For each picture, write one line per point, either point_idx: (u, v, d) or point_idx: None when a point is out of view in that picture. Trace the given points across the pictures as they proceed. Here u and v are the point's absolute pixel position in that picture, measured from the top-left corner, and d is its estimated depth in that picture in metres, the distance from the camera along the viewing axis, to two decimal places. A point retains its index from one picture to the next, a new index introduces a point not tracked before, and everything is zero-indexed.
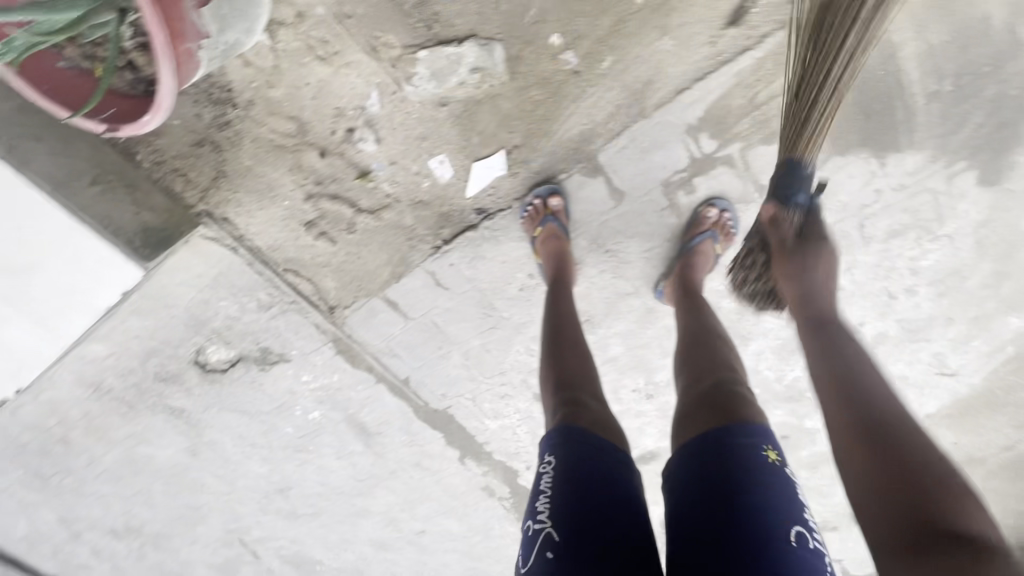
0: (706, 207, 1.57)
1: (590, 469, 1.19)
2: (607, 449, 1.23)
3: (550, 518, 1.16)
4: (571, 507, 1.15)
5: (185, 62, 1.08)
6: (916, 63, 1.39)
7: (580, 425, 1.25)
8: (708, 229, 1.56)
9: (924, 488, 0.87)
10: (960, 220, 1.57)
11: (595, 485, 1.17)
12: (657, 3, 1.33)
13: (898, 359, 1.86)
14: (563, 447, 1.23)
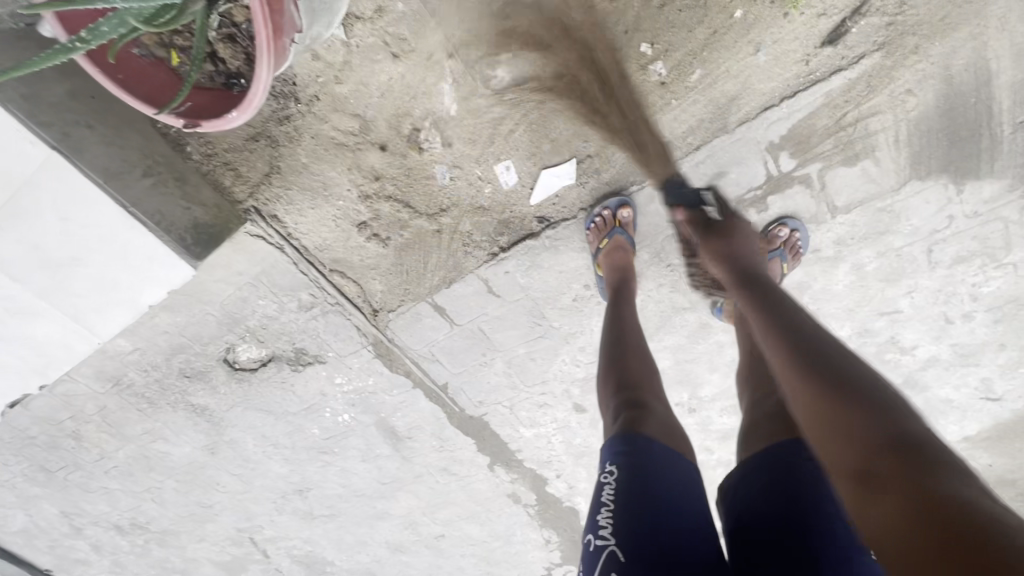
0: (777, 227, 1.52)
1: (656, 481, 1.16)
2: (672, 460, 1.21)
3: (614, 534, 1.12)
4: (637, 521, 1.11)
5: (280, 57, 1.02)
6: (1009, 93, 1.32)
7: (643, 433, 1.24)
8: (777, 248, 1.52)
9: (887, 482, 0.76)
10: None
11: (660, 496, 1.15)
12: (753, 18, 1.28)
13: (946, 381, 1.88)
14: (626, 455, 1.21)
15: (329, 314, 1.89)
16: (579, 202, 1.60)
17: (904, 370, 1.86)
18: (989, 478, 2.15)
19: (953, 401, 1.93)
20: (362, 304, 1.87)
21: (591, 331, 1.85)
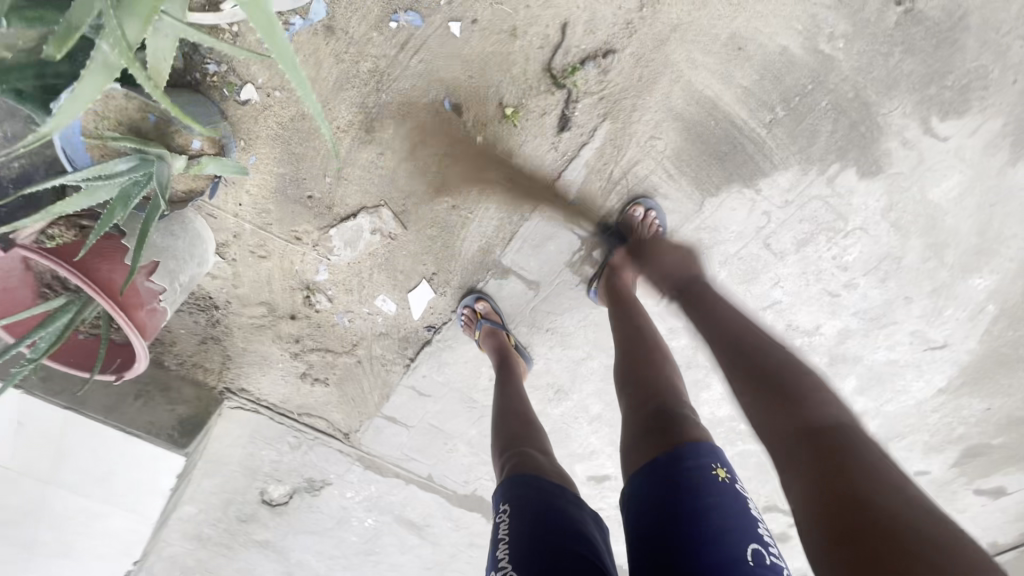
0: (630, 208, 1.57)
1: (540, 507, 1.17)
2: (554, 489, 1.21)
3: (509, 563, 1.09)
4: (528, 544, 1.10)
5: (151, 320, 1.46)
6: (740, 106, 1.42)
7: (527, 469, 1.27)
8: (635, 229, 1.56)
9: (818, 454, 0.84)
10: (864, 212, 1.57)
11: (546, 520, 1.14)
12: (492, 137, 1.51)
13: (876, 346, 1.84)
14: (517, 491, 1.22)
15: (315, 446, 2.29)
16: (449, 306, 1.87)
17: (825, 347, 1.84)
18: (995, 419, 1.99)
19: (898, 360, 1.86)
20: (334, 431, 2.26)
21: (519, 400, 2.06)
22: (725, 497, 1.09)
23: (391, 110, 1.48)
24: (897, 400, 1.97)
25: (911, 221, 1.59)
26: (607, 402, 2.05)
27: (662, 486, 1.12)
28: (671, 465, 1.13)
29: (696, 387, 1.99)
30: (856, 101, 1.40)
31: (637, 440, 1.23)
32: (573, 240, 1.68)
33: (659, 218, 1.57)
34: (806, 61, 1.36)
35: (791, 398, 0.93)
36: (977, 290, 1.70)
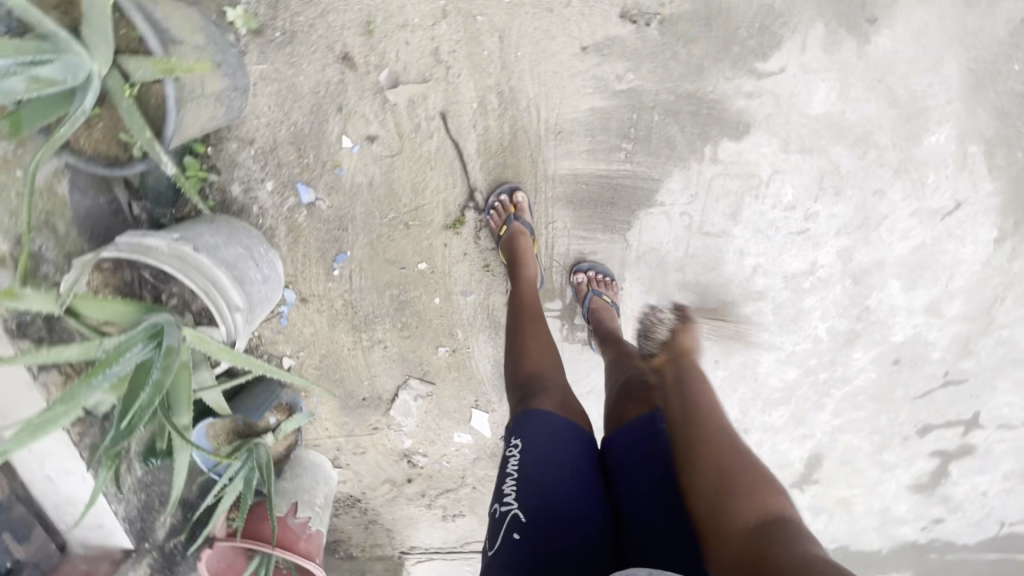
0: (574, 274, 1.77)
1: (556, 446, 1.14)
2: (568, 430, 1.19)
3: (516, 498, 1.07)
4: (540, 482, 1.08)
5: (311, 543, 1.99)
6: (594, 161, 1.64)
7: (552, 409, 1.21)
8: (588, 290, 1.76)
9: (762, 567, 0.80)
10: (767, 160, 1.63)
11: (555, 465, 1.11)
12: (444, 291, 1.88)
13: (890, 243, 1.75)
14: (540, 426, 1.17)
15: None
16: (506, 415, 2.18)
17: (839, 273, 1.81)
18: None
19: (924, 242, 1.75)
20: None
21: None
22: None
23: (372, 317, 1.93)
24: (960, 273, 1.81)
25: (820, 137, 1.60)
26: None
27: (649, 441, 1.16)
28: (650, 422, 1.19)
29: (748, 366, 2.02)
30: (682, 99, 1.55)
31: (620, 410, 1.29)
32: (554, 321, 1.93)
33: (600, 271, 1.77)
34: (618, 103, 1.56)
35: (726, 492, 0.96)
36: (942, 145, 1.61)
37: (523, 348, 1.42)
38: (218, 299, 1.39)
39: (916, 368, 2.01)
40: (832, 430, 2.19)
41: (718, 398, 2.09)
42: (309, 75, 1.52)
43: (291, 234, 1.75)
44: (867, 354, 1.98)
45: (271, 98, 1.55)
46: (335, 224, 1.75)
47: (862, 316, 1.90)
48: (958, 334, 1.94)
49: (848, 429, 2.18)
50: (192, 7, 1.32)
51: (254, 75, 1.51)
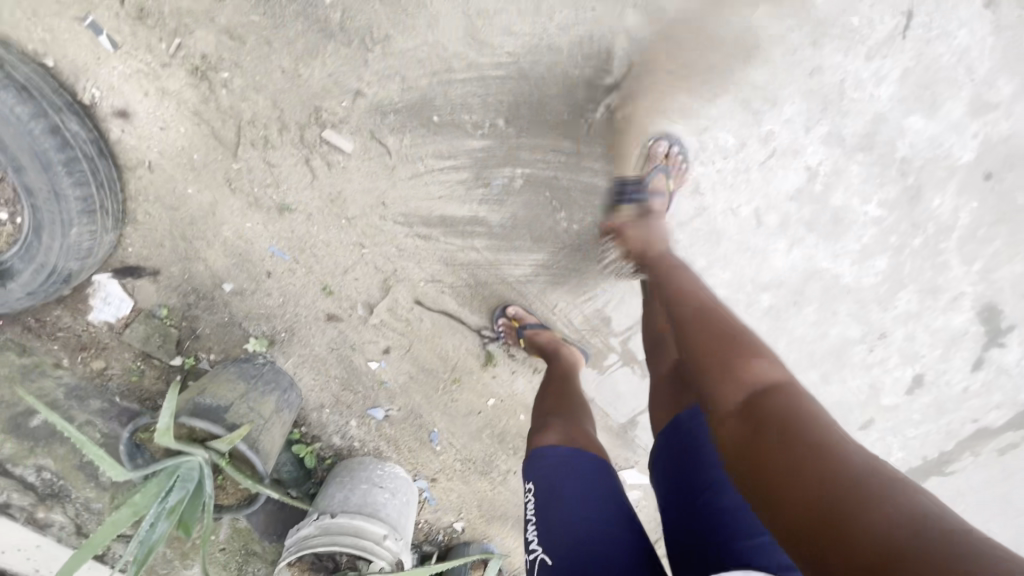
0: (654, 144, 1.55)
1: (562, 480, 1.22)
2: (574, 455, 1.24)
3: (540, 543, 1.18)
4: (552, 521, 1.18)
5: None
6: (547, 242, 1.73)
7: (554, 442, 1.29)
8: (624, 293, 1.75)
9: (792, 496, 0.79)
10: (686, 133, 1.57)
11: (565, 497, 1.19)
12: (522, 406, 2.05)
13: (869, 96, 1.55)
14: (545, 464, 1.26)
15: None
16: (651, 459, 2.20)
17: (844, 156, 1.62)
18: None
19: (908, 67, 1.51)
20: None
21: None
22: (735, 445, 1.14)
23: (489, 457, 2.16)
24: (977, 59, 1.51)
25: (715, 80, 1.52)
26: (808, 363, 1.99)
27: (700, 432, 1.17)
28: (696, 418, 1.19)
29: (832, 286, 1.84)
30: (573, 151, 1.59)
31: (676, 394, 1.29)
32: (623, 370, 1.97)
33: (679, 149, 1.57)
34: (528, 192, 1.64)
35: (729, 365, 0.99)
36: None
37: (540, 397, 1.55)
38: (367, 543, 1.72)
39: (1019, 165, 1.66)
40: (981, 277, 1.86)
41: (828, 327, 1.92)
42: (320, 343, 1.86)
43: (391, 443, 2.08)
44: (949, 193, 1.69)
45: (312, 373, 1.92)
46: (411, 417, 2.04)
47: (908, 169, 1.65)
48: None
49: (999, 263, 1.83)
50: (222, 371, 1.73)
51: (290, 369, 1.90)
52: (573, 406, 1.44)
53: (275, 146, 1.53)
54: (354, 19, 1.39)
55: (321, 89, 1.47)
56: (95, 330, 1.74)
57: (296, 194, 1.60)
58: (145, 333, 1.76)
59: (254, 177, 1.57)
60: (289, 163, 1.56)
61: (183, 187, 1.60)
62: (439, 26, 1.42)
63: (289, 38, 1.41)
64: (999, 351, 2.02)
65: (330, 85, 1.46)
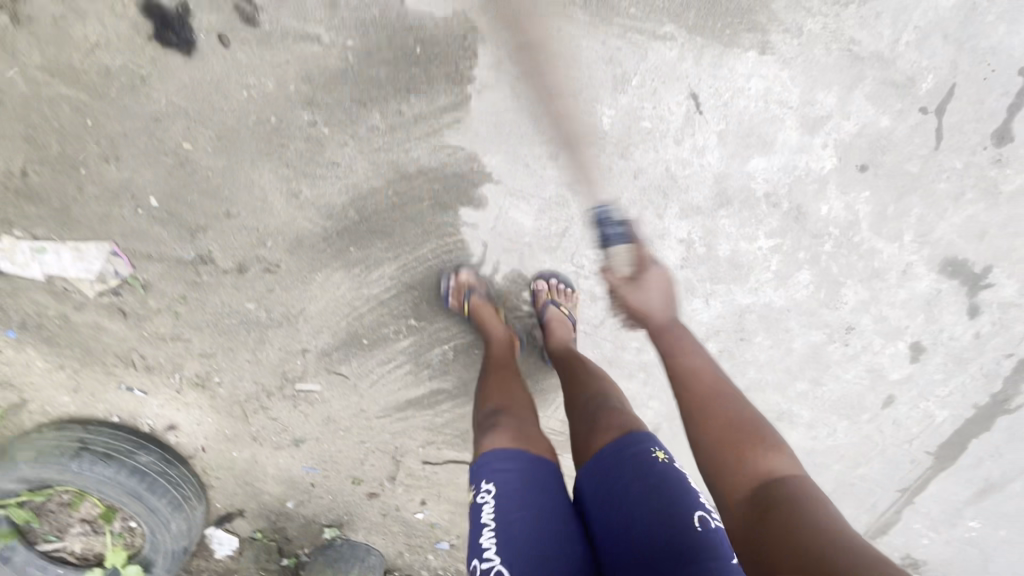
0: (534, 285, 1.77)
1: (506, 487, 1.18)
2: (546, 467, 1.24)
3: (496, 551, 1.11)
4: (502, 531, 1.13)
5: None
6: None
7: (511, 448, 1.24)
8: (545, 302, 1.75)
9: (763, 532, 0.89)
10: (559, 264, 1.78)
11: (522, 505, 1.15)
12: None
13: (700, 166, 1.64)
14: (505, 467, 1.21)
15: None
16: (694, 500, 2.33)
17: (710, 215, 1.71)
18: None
19: (721, 129, 1.60)
20: None
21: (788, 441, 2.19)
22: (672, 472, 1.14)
23: None
24: (781, 93, 1.55)
25: (558, 219, 1.71)
26: (789, 376, 2.03)
27: (625, 465, 1.16)
28: (619, 452, 1.18)
29: (770, 312, 1.89)
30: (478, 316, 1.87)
31: (591, 430, 1.29)
32: None
33: (560, 281, 1.76)
34: (463, 356, 1.94)
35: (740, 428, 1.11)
36: (620, 109, 1.55)
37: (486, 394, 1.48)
38: None
39: (891, 146, 1.63)
40: (921, 242, 1.79)
41: (788, 344, 1.96)
42: (374, 514, 2.28)
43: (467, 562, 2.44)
44: (832, 198, 1.70)
45: (380, 535, 2.34)
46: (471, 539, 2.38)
47: (777, 199, 1.70)
48: (872, 94, 1.56)
49: (933, 224, 1.76)
50: (314, 564, 2.22)
51: (363, 538, 2.34)
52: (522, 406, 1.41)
53: (271, 405, 1.99)
54: (274, 310, 1.81)
55: (280, 359, 1.90)
56: (224, 563, 2.32)
57: (300, 429, 2.05)
58: (256, 553, 2.31)
59: (269, 429, 2.05)
60: (286, 411, 2.01)
61: (230, 454, 2.10)
62: (330, 288, 1.78)
63: (241, 340, 1.86)
64: (991, 292, 1.89)
65: (284, 354, 1.90)
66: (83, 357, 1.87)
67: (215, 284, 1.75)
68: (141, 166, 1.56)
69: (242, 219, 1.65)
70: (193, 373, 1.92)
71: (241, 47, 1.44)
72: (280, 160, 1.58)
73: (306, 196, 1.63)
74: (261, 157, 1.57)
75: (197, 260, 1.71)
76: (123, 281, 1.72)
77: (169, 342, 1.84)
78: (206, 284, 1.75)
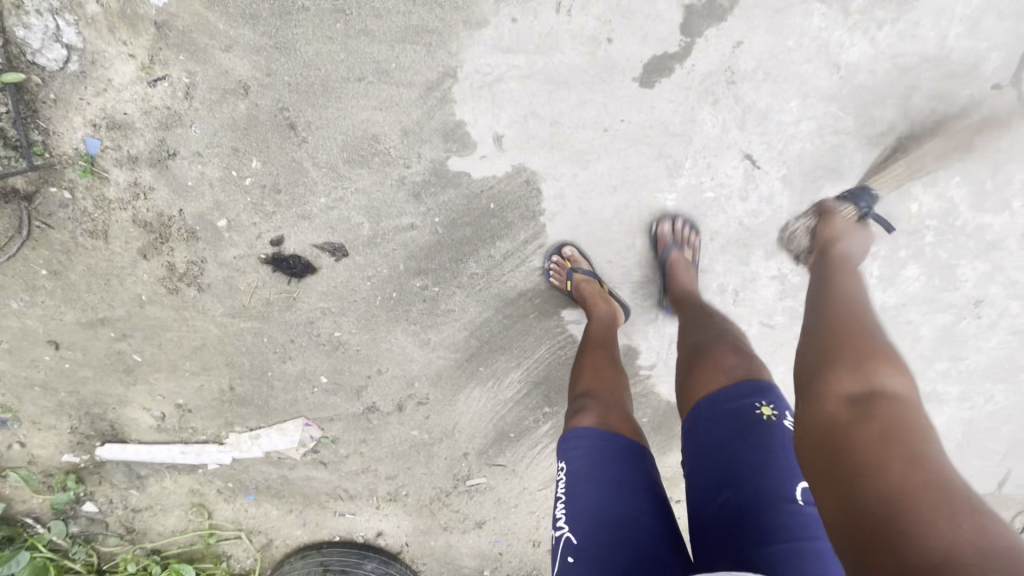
0: (657, 226, 1.67)
1: (587, 465, 1.19)
2: (628, 443, 1.22)
3: (567, 521, 1.16)
4: (580, 504, 1.16)
5: None
6: None
7: (588, 427, 1.24)
8: (668, 241, 1.65)
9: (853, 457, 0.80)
10: (664, 329, 1.90)
11: (600, 483, 1.16)
12: None
13: (773, 208, 1.68)
14: (578, 445, 1.22)
15: None
16: None
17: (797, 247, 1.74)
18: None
19: (784, 173, 1.64)
20: None
21: (945, 417, 2.12)
22: (773, 437, 1.10)
23: None
24: (835, 123, 1.57)
25: (652, 293, 1.83)
26: (927, 360, 1.99)
27: (722, 421, 1.13)
28: (716, 407, 1.16)
29: (887, 311, 1.88)
30: None
31: (700, 374, 1.24)
32: None
33: (685, 222, 1.66)
34: None
35: (856, 366, 0.94)
36: (682, 190, 1.66)
37: (577, 374, 1.49)
38: None
39: (970, 130, 1.58)
40: None
41: (915, 333, 1.93)
42: None
43: None
44: (920, 194, 1.67)
45: None
46: None
47: None
48: (932, 94, 1.53)
49: None
50: None
51: None
52: (609, 387, 1.39)
53: (450, 500, 2.33)
54: (433, 431, 2.13)
55: (448, 464, 2.23)
56: None
57: (478, 513, 2.36)
58: None
59: (454, 520, 2.38)
60: (464, 501, 2.34)
61: (429, 545, 2.43)
62: (472, 402, 2.07)
63: (415, 459, 2.20)
64: None
65: (450, 460, 2.22)
66: (304, 500, 2.32)
67: (384, 424, 2.10)
68: (308, 356, 1.93)
69: (391, 370, 1.98)
70: (385, 491, 2.29)
71: (359, 251, 1.73)
72: (408, 321, 1.87)
73: (434, 340, 1.92)
74: (393, 323, 1.88)
75: (366, 411, 2.06)
76: (318, 442, 2.13)
77: (362, 474, 2.24)
78: (377, 426, 2.10)
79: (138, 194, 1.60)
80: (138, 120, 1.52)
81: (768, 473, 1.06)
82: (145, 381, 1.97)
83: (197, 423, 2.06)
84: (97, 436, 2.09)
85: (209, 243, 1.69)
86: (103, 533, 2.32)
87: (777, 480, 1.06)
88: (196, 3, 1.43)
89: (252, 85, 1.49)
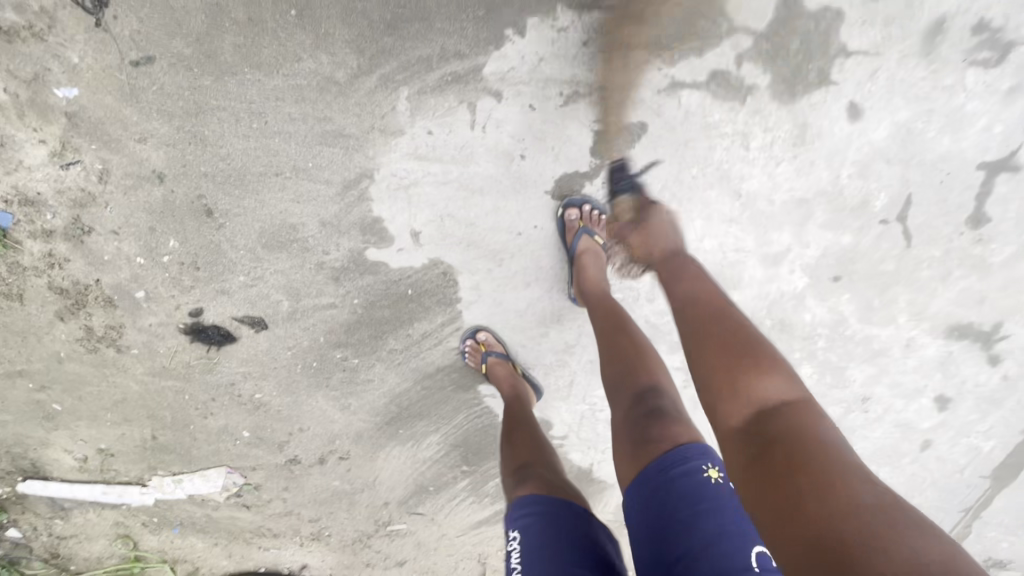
0: (566, 213, 1.58)
1: (538, 530, 1.16)
2: (576, 507, 1.21)
3: None
4: (535, 569, 1.11)
5: None
6: None
7: (535, 493, 1.24)
8: (580, 229, 1.58)
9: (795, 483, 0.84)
10: (576, 406, 2.00)
11: (554, 543, 1.12)
12: None
13: None
14: (528, 512, 1.20)
15: None
16: None
17: None
18: (730, 106, 1.50)
19: None
20: None
21: None
22: (723, 500, 1.04)
23: None
24: (736, 242, 1.65)
25: (564, 375, 1.92)
26: None
27: (674, 491, 1.04)
28: (666, 472, 1.06)
29: None
30: None
31: (644, 432, 1.15)
32: None
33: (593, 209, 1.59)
34: None
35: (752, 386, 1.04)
36: None
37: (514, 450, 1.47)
38: None
39: (859, 256, 1.69)
40: (917, 318, 1.82)
41: None
42: None
43: None
44: (813, 306, 1.78)
45: None
46: None
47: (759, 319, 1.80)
48: (826, 223, 1.63)
49: (925, 304, 1.79)
50: None
51: None
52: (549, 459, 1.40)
53: (372, 541, 2.42)
54: (354, 481, 2.21)
55: (370, 509, 2.32)
56: None
57: (399, 553, 2.46)
58: None
59: (376, 558, 2.47)
60: (385, 543, 2.43)
61: None
62: (393, 458, 2.15)
63: (337, 504, 2.28)
64: (1008, 341, 1.90)
65: (372, 506, 2.30)
66: (229, 535, 2.38)
67: (306, 473, 2.17)
68: (230, 412, 1.98)
69: (312, 428, 2.04)
70: (309, 531, 2.37)
71: (278, 325, 1.77)
72: (328, 386, 1.93)
73: (355, 405, 1.98)
74: (314, 388, 1.93)
75: (288, 462, 2.13)
76: (241, 486, 2.19)
77: (286, 516, 2.31)
78: (300, 475, 2.17)
79: (53, 264, 1.61)
80: (51, 198, 1.52)
81: (725, 538, 0.99)
82: (66, 427, 1.99)
83: (120, 466, 2.10)
84: (19, 472, 2.11)
85: (127, 311, 1.71)
86: (27, 557, 2.35)
87: (733, 545, 0.98)
88: (107, 97, 1.43)
89: (167, 173, 1.51)
